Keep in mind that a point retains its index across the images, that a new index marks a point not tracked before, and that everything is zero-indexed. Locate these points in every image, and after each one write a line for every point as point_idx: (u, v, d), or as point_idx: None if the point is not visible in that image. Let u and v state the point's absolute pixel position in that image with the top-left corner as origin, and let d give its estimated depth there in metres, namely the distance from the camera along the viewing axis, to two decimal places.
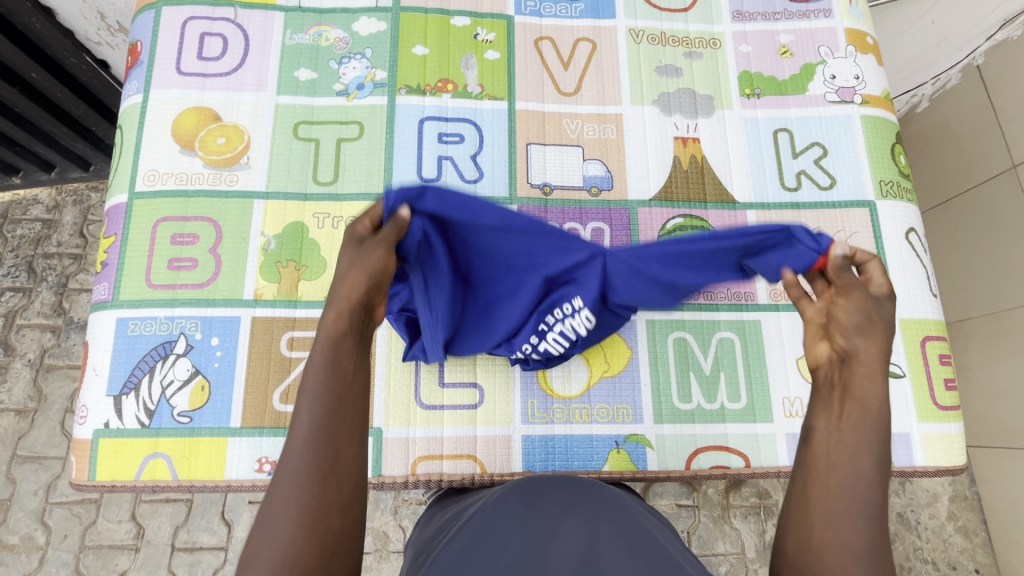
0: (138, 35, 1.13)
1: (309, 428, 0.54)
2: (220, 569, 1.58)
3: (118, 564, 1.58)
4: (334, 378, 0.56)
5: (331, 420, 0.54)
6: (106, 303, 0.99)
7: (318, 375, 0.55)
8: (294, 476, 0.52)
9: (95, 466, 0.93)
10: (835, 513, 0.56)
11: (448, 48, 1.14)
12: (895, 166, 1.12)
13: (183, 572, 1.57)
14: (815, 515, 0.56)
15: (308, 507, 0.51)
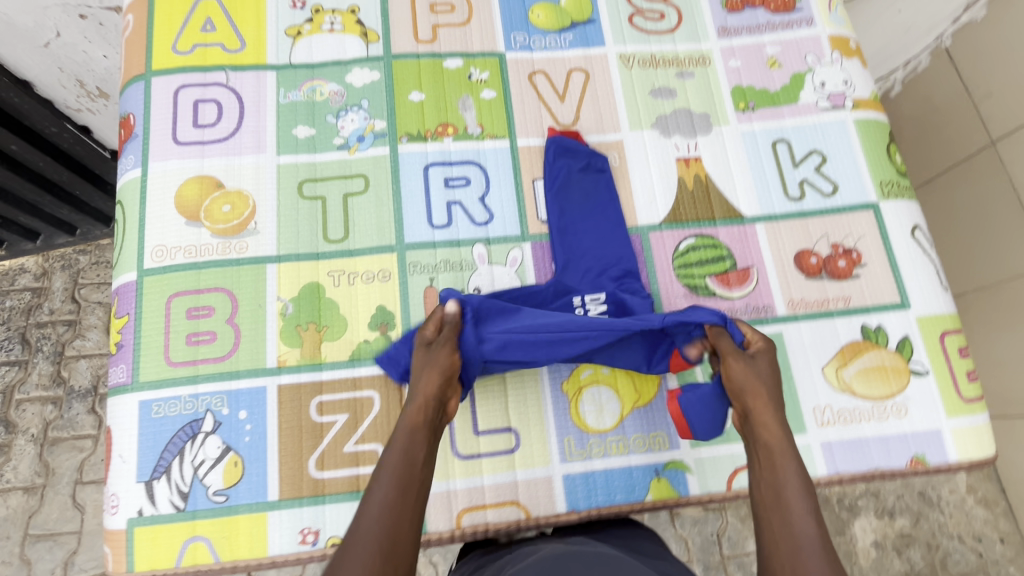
0: (130, 108, 1.11)
1: (399, 472, 0.79)
2: None
3: None
4: (404, 460, 0.80)
5: (400, 501, 0.76)
6: (125, 387, 0.97)
7: (398, 453, 0.81)
8: (366, 540, 0.71)
9: (133, 557, 0.91)
10: (778, 535, 0.77)
11: (444, 91, 1.15)
12: (892, 165, 1.15)
13: None
14: (775, 560, 0.75)
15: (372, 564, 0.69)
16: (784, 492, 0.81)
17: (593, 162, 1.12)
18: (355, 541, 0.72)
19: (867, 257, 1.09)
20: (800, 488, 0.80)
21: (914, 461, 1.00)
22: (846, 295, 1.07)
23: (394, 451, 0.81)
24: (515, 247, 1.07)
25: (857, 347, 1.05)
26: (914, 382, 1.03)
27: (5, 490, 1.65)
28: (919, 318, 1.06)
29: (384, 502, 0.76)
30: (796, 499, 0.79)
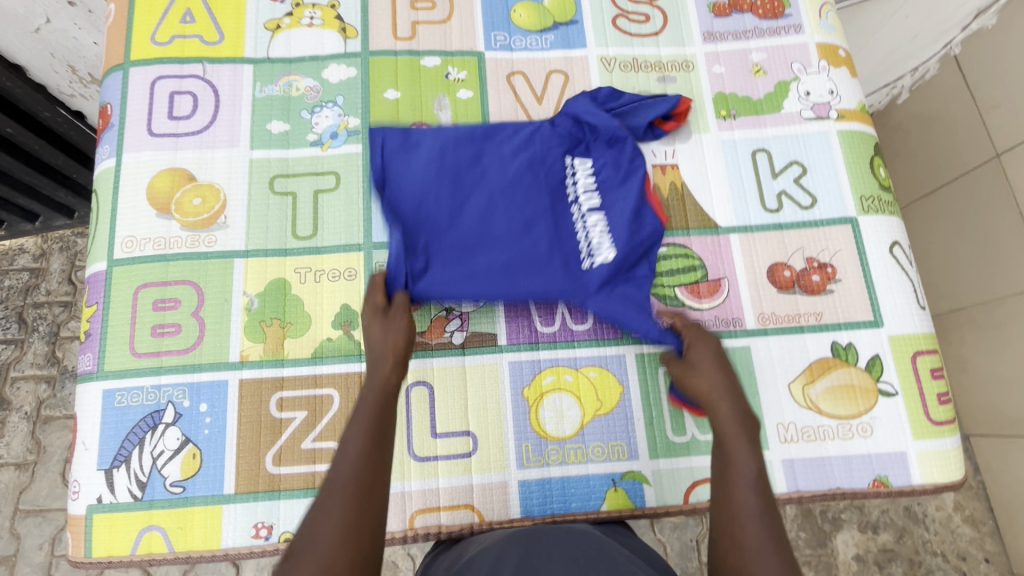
0: (108, 97, 1.12)
1: (347, 477, 0.68)
2: None
3: None
4: (344, 464, 0.70)
5: (362, 466, 0.69)
6: (91, 375, 0.99)
7: (338, 462, 0.71)
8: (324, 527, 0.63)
9: (90, 543, 0.92)
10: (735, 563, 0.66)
11: (420, 90, 1.14)
12: (875, 180, 1.12)
13: None
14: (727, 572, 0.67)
15: (332, 538, 0.62)
16: (729, 472, 0.77)
17: (501, 145, 1.09)
18: (319, 507, 0.65)
19: (841, 272, 1.07)
20: (753, 471, 0.75)
21: (877, 482, 0.98)
22: (818, 311, 1.05)
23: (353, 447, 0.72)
24: None
25: (826, 364, 1.03)
26: (882, 402, 1.01)
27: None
28: (892, 336, 1.04)
29: (335, 521, 0.63)
30: (745, 477, 0.75)
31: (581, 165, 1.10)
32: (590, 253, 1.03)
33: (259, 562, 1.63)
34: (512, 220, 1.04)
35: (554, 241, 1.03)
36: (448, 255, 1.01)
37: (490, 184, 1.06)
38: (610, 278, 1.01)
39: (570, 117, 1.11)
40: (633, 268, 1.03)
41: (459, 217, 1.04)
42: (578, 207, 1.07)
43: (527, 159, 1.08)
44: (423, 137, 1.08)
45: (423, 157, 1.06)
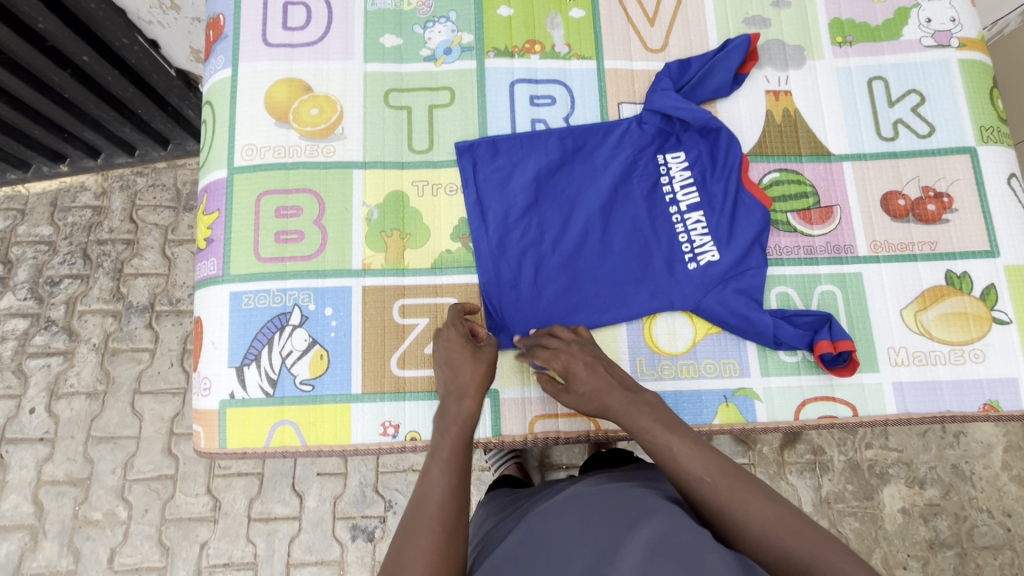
0: (220, 8, 1.12)
1: (438, 508, 0.68)
2: (296, 537, 1.62)
3: (198, 535, 1.63)
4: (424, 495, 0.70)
5: (466, 438, 0.79)
6: (217, 279, 1.02)
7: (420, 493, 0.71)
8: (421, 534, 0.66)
9: (225, 434, 0.97)
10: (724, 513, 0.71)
11: (533, 7, 1.12)
12: (994, 111, 1.10)
13: (262, 541, 1.62)
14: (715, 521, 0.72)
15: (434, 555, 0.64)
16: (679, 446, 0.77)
17: (592, 156, 1.06)
18: (410, 530, 0.66)
19: (958, 202, 1.06)
20: (675, 438, 0.77)
21: (988, 406, 0.99)
22: (932, 240, 1.05)
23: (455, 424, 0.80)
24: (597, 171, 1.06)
25: (939, 292, 1.03)
26: (996, 329, 1.01)
27: (69, 393, 1.73)
28: (1007, 267, 1.03)
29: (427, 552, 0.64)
30: (679, 449, 0.76)
31: (674, 160, 1.06)
32: (693, 254, 1.02)
33: (323, 492, 1.68)
34: (611, 235, 1.03)
35: (654, 244, 1.03)
36: (554, 276, 1.02)
37: (592, 168, 1.06)
38: (719, 277, 1.00)
39: (658, 113, 1.06)
40: (741, 257, 1.01)
41: (562, 255, 1.02)
42: (676, 206, 1.04)
43: (621, 170, 1.05)
44: (515, 155, 1.05)
45: (519, 181, 1.04)
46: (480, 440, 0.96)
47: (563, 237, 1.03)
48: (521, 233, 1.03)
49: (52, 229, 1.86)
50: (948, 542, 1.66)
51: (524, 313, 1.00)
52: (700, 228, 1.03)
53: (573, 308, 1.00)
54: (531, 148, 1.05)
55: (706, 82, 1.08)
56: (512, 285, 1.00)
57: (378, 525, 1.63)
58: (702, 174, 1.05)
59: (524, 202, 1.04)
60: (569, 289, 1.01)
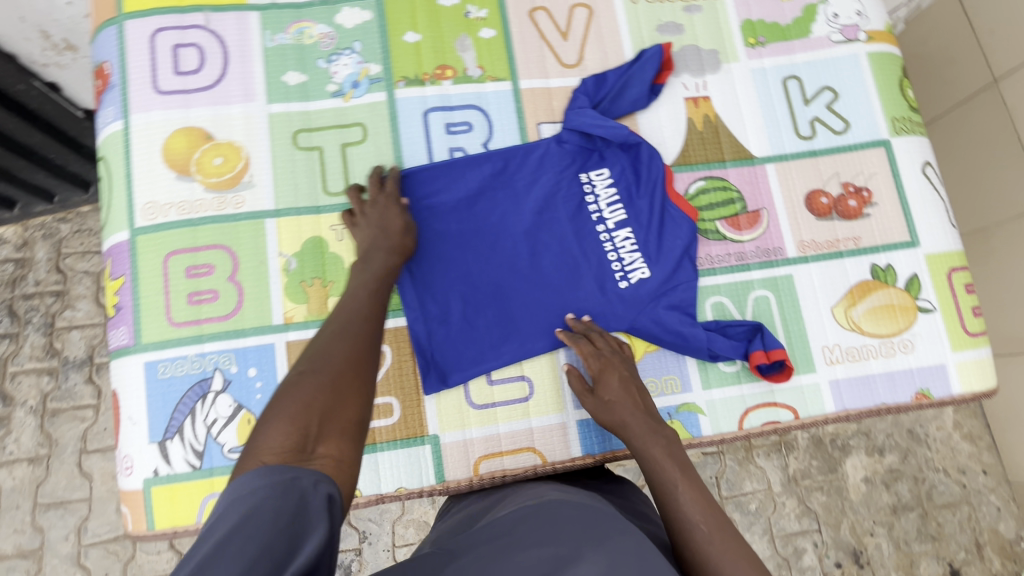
0: (105, 55, 1.04)
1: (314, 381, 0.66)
2: None
3: None
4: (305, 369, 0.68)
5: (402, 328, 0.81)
6: (129, 349, 0.95)
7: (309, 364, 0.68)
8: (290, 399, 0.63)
9: (152, 515, 0.91)
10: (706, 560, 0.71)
11: (440, 31, 1.08)
12: (905, 101, 1.12)
13: None
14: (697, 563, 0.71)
15: (294, 413, 0.61)
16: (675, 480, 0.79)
17: (515, 181, 1.04)
18: (283, 398, 0.64)
19: (877, 196, 1.08)
20: (681, 478, 0.79)
21: (920, 394, 1.02)
22: (856, 235, 1.07)
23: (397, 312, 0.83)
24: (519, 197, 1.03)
25: (867, 287, 1.05)
26: (922, 318, 1.04)
27: (9, 461, 1.60)
28: (928, 255, 1.06)
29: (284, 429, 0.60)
30: (681, 488, 0.78)
31: (598, 177, 1.05)
32: (624, 272, 1.01)
33: None
34: (540, 260, 1.01)
35: (585, 266, 1.01)
36: (484, 307, 0.98)
37: (514, 192, 1.03)
38: (651, 294, 1.00)
39: (577, 132, 1.05)
40: (671, 272, 1.01)
41: (492, 285, 0.99)
42: (603, 224, 1.03)
43: (544, 194, 1.03)
44: (430, 184, 1.01)
45: (437, 212, 1.00)
46: (425, 489, 0.94)
47: (489, 265, 1.00)
48: (445, 266, 0.99)
49: None
50: (909, 504, 1.71)
51: (455, 349, 0.96)
52: (629, 246, 1.01)
53: (505, 339, 0.97)
54: (450, 175, 1.02)
55: (624, 94, 1.07)
56: (441, 321, 0.97)
57: (354, 557, 1.44)
58: (628, 189, 1.04)
59: (446, 232, 1.00)
60: (500, 320, 0.98)
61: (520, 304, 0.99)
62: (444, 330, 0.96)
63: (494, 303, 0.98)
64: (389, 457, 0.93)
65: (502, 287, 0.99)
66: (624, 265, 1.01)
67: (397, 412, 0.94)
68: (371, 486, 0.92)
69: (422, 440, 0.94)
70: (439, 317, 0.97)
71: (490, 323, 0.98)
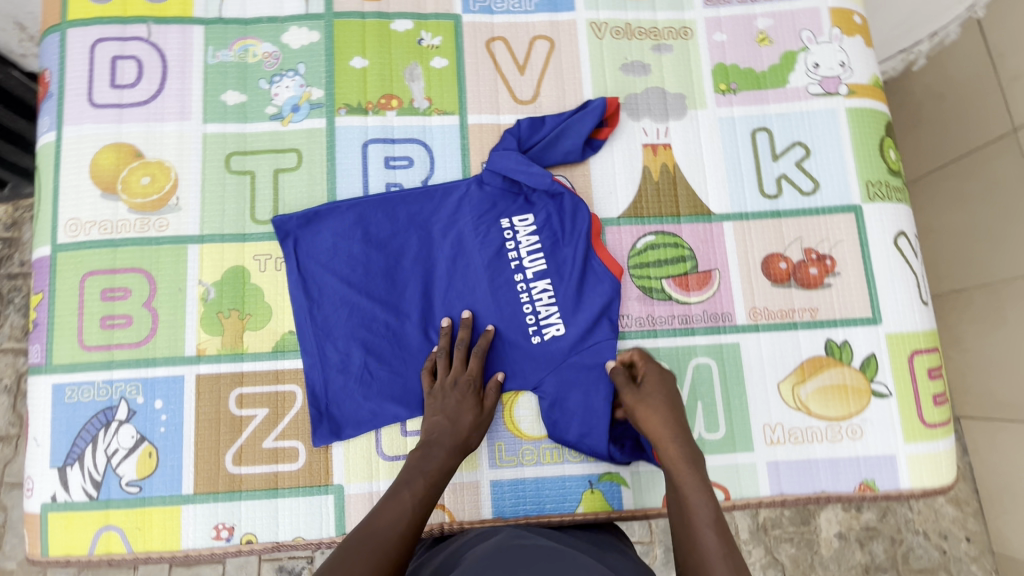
0: (46, 63, 1.01)
1: None
2: None
3: None
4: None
5: (427, 498, 0.80)
6: (39, 368, 0.92)
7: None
8: None
9: (47, 541, 0.89)
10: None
11: (390, 58, 1.03)
12: (883, 164, 1.04)
13: None
14: None
15: None
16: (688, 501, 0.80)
17: (431, 223, 0.99)
18: None
19: (841, 265, 1.00)
20: (709, 519, 0.77)
21: (864, 485, 0.94)
22: (813, 306, 0.99)
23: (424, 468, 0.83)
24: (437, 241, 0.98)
25: (818, 364, 0.97)
26: (875, 404, 0.96)
27: None
28: (889, 335, 0.98)
29: None
30: (705, 531, 0.76)
31: (520, 223, 0.98)
32: (538, 327, 0.95)
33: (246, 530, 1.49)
34: (451, 310, 0.96)
35: (496, 318, 0.96)
36: (386, 357, 0.94)
37: (431, 235, 0.98)
38: (564, 351, 0.94)
39: (499, 174, 0.99)
40: (586, 330, 0.95)
41: (398, 336, 0.95)
42: (521, 274, 0.97)
43: (460, 239, 0.98)
44: (345, 219, 0.97)
45: (350, 252, 0.96)
46: (324, 540, 0.90)
47: (395, 311, 0.95)
48: (350, 308, 0.95)
49: None
50: (884, 567, 1.44)
51: (353, 402, 0.92)
52: (545, 299, 0.96)
53: (406, 391, 0.93)
54: (366, 211, 0.97)
55: (558, 144, 1.00)
56: (341, 369, 0.93)
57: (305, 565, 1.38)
58: (549, 238, 0.98)
59: (355, 275, 0.96)
60: (401, 371, 0.94)
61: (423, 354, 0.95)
62: (342, 379, 0.93)
63: (397, 352, 0.95)
64: (290, 504, 0.90)
65: (407, 335, 0.95)
66: (538, 321, 0.95)
67: (302, 458, 0.91)
68: (268, 533, 0.89)
69: (325, 489, 0.91)
70: (338, 365, 0.93)
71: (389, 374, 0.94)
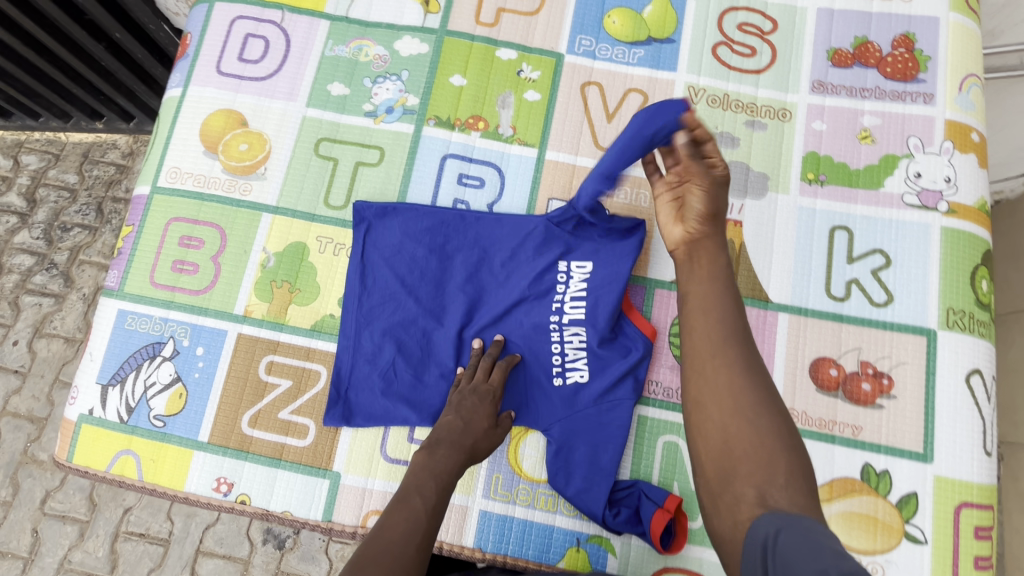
0: (191, 28, 1.13)
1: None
2: (211, 527, 1.43)
3: (124, 499, 1.45)
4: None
5: (439, 505, 0.76)
6: (111, 291, 1.01)
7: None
8: None
9: (74, 448, 0.96)
10: (723, 421, 0.66)
11: (487, 82, 1.07)
12: (972, 293, 0.96)
13: (180, 521, 1.43)
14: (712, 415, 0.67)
15: None
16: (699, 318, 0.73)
17: (488, 243, 1.00)
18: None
19: (898, 388, 0.93)
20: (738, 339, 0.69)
21: None
22: (857, 424, 0.93)
23: (430, 473, 0.79)
24: (488, 262, 1.00)
25: (850, 486, 0.90)
26: (905, 547, 0.88)
27: (51, 334, 1.58)
28: (937, 477, 0.89)
29: None
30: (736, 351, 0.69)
31: (577, 269, 0.98)
32: (563, 370, 0.94)
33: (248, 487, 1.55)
34: (486, 331, 0.97)
35: (527, 350, 0.96)
36: (414, 360, 0.96)
37: (486, 255, 1.00)
38: (583, 401, 0.93)
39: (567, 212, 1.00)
40: (612, 385, 0.93)
41: (430, 342, 0.97)
42: (559, 315, 0.96)
43: (513, 265, 0.99)
44: (406, 220, 1.00)
45: (406, 252, 1.00)
46: (310, 521, 0.92)
47: (434, 317, 0.98)
48: (393, 304, 0.98)
49: (51, 159, 1.72)
50: None
51: (371, 394, 0.95)
52: (578, 345, 0.95)
53: (424, 397, 0.95)
54: (429, 217, 1.00)
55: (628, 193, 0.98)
56: (371, 360, 0.96)
57: (292, 535, 1.43)
58: (598, 286, 0.96)
59: (406, 275, 0.99)
60: (425, 377, 0.96)
61: (447, 365, 0.96)
62: (368, 371, 0.96)
63: (426, 358, 0.97)
64: (288, 478, 0.93)
65: (438, 344, 0.97)
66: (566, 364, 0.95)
67: (310, 436, 0.94)
68: (261, 498, 0.93)
69: (323, 473, 0.93)
70: (368, 356, 0.96)
71: (413, 377, 0.96)
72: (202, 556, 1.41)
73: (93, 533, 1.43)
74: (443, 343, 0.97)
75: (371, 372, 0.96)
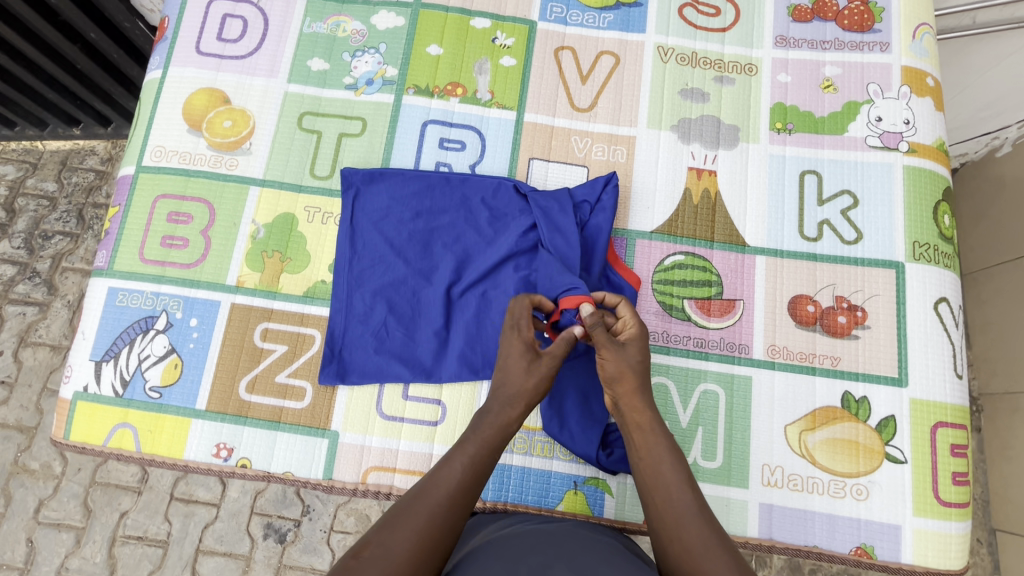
0: (168, 12, 1.15)
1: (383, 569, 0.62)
2: (210, 525, 1.43)
3: (120, 503, 1.45)
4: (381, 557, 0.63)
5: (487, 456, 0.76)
6: (101, 271, 1.02)
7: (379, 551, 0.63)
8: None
9: (70, 426, 0.97)
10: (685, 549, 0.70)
11: (463, 50, 1.10)
12: (935, 227, 1.01)
13: (178, 522, 1.43)
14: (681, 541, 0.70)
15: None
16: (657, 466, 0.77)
17: (473, 203, 1.03)
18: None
19: (872, 319, 0.97)
20: (681, 482, 0.75)
21: (861, 551, 0.90)
22: (836, 355, 0.97)
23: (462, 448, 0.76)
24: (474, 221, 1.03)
25: (832, 414, 0.94)
26: (886, 467, 0.92)
27: (37, 342, 1.57)
28: (913, 400, 0.94)
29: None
30: (681, 492, 0.74)
31: None
32: None
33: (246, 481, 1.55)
34: (475, 287, 0.99)
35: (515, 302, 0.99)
36: (406, 318, 0.99)
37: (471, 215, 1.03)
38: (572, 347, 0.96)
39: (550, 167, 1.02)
40: None
41: (420, 299, 0.99)
42: None
43: (498, 223, 1.02)
44: (392, 186, 1.03)
45: (392, 216, 1.02)
46: (311, 480, 0.94)
47: (423, 277, 1.00)
48: (382, 266, 1.00)
49: (28, 167, 1.71)
50: None
51: (364, 353, 0.97)
52: None
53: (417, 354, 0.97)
54: (415, 182, 1.03)
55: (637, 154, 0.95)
56: (364, 322, 0.98)
57: (292, 527, 1.43)
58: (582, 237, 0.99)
59: (393, 237, 1.02)
60: (417, 334, 0.98)
61: (438, 322, 0.98)
62: (361, 331, 0.98)
63: (416, 315, 0.99)
64: (287, 440, 0.95)
65: (428, 301, 0.99)
66: None
67: (308, 398, 0.96)
68: (262, 461, 0.94)
69: (323, 433, 0.95)
70: (360, 318, 0.98)
71: (404, 335, 0.98)
72: (202, 555, 1.41)
73: (90, 539, 1.42)
74: (432, 300, 0.99)
75: (364, 332, 0.98)
